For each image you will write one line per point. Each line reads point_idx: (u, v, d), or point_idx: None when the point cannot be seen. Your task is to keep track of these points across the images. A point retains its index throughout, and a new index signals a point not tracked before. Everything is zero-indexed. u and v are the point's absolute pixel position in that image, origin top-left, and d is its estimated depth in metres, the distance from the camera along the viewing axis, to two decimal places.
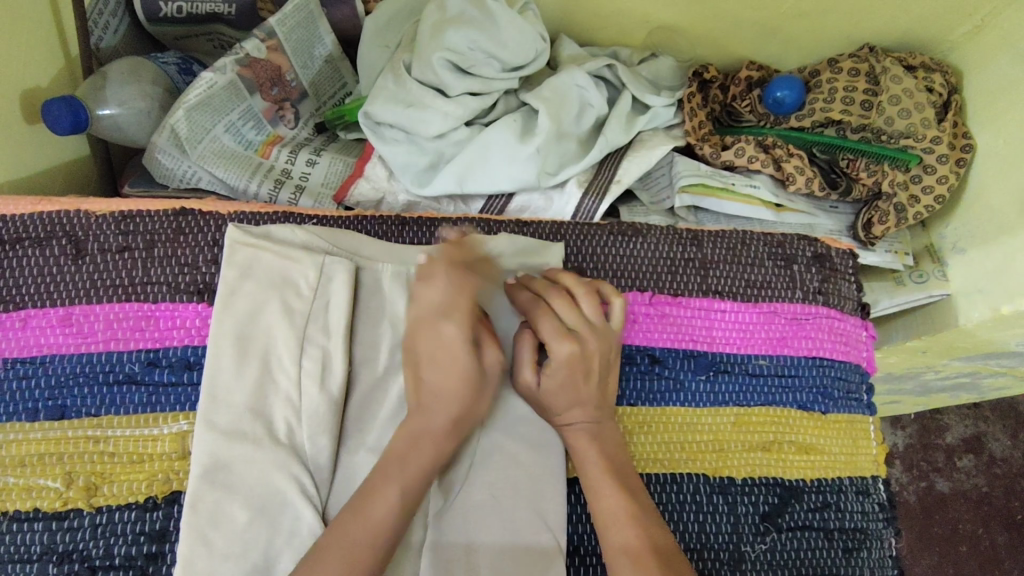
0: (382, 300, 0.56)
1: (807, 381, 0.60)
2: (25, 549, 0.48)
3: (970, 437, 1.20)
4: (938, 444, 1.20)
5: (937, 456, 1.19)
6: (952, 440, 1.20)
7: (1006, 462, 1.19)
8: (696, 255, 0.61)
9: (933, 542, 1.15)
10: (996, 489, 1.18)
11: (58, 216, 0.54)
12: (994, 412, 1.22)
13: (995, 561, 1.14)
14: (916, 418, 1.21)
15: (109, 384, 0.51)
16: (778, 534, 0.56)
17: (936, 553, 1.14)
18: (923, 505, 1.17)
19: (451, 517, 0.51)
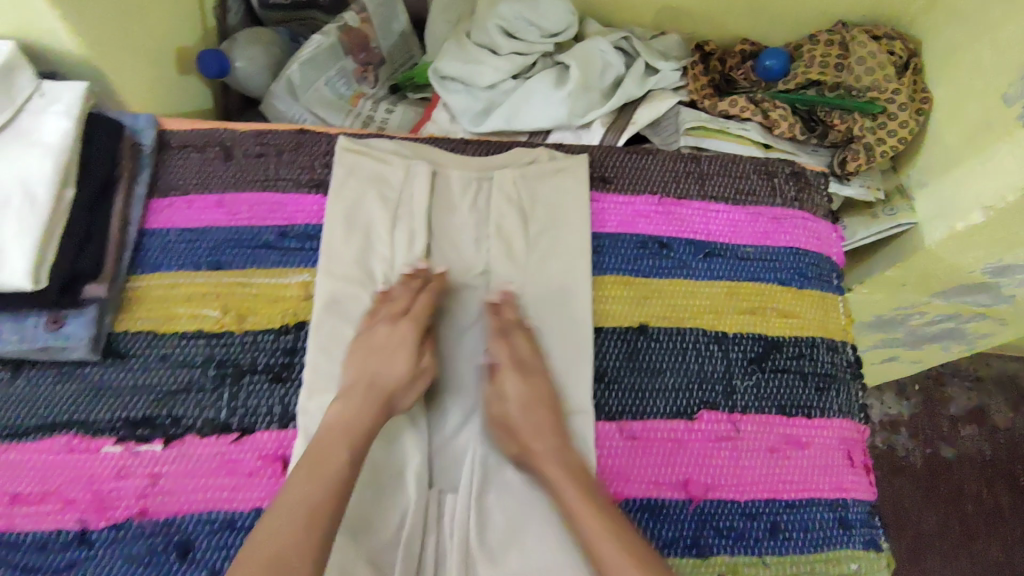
0: (450, 194, 0.72)
1: (785, 263, 0.75)
2: (188, 358, 0.63)
3: (974, 408, 1.33)
4: (943, 412, 1.32)
5: (943, 424, 1.32)
6: (956, 409, 1.33)
7: (1007, 431, 1.32)
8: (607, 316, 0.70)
9: (941, 503, 1.26)
10: (1000, 456, 1.30)
11: (213, 131, 0.72)
12: (996, 385, 1.36)
13: (998, 517, 1.25)
14: (920, 388, 1.33)
15: (252, 247, 0.68)
16: (762, 373, 0.70)
17: (944, 513, 1.25)
18: (930, 468, 1.28)
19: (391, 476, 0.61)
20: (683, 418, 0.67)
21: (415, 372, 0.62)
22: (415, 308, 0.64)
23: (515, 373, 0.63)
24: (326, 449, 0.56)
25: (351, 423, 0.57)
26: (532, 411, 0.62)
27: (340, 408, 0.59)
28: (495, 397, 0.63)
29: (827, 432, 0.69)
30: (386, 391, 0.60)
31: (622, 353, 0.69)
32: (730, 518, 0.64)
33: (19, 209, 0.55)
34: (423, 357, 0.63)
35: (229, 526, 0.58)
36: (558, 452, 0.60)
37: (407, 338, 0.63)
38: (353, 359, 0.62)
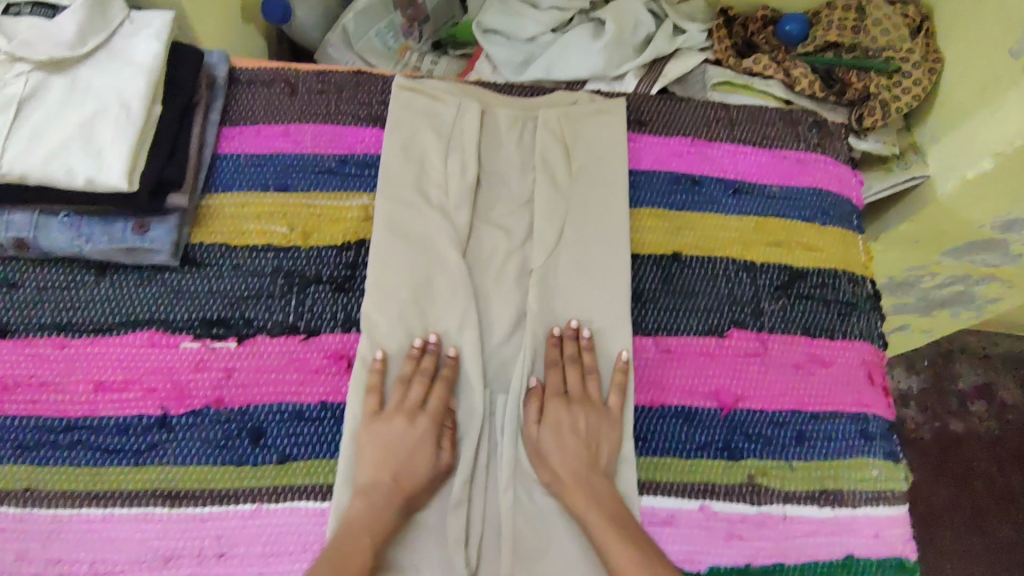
0: (498, 131, 0.77)
1: (809, 202, 0.80)
2: (257, 268, 0.68)
3: (981, 384, 1.37)
4: (952, 389, 1.36)
5: (951, 400, 1.35)
6: (964, 386, 1.37)
7: (1015, 409, 1.35)
8: (583, 347, 0.68)
9: (949, 476, 1.29)
10: (1008, 433, 1.33)
11: (279, 71, 0.78)
12: (1004, 365, 1.39)
13: (1007, 492, 1.28)
14: (928, 365, 1.38)
15: (316, 172, 0.73)
16: (789, 299, 0.74)
17: (952, 486, 1.28)
18: (938, 443, 1.31)
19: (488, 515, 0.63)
20: (715, 334, 0.71)
21: (437, 468, 0.61)
22: (431, 406, 0.63)
23: (559, 404, 0.64)
24: (345, 551, 0.54)
25: (372, 522, 0.56)
26: (598, 442, 0.63)
27: (357, 507, 0.57)
28: (551, 416, 0.64)
29: (850, 353, 0.73)
30: (407, 493, 0.59)
31: (658, 276, 0.74)
32: (759, 425, 0.68)
33: (115, 116, 0.61)
34: (446, 447, 0.62)
35: (297, 418, 0.63)
36: (592, 482, 0.61)
37: (427, 433, 0.62)
38: (369, 456, 0.60)
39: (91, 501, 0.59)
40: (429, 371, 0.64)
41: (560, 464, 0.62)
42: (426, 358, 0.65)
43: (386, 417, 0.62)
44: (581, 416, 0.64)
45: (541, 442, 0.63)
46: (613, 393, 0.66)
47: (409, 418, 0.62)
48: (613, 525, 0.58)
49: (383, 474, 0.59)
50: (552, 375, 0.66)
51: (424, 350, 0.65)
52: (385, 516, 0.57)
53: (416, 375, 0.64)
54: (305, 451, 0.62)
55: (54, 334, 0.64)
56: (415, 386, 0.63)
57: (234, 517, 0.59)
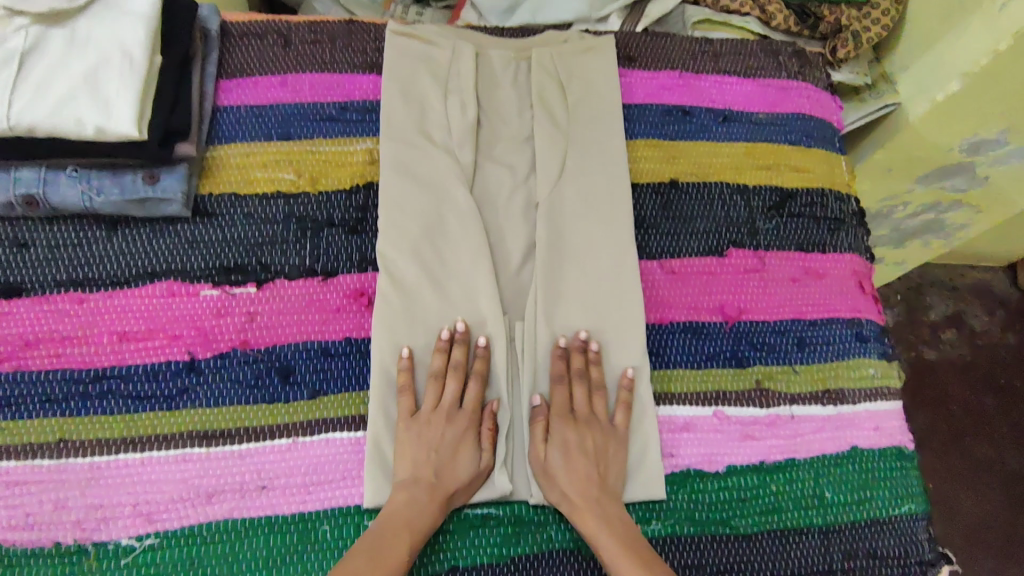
0: (493, 72, 0.79)
1: (794, 127, 0.84)
2: (268, 216, 0.69)
3: (952, 314, 1.41)
4: (924, 320, 1.40)
5: (924, 330, 1.40)
6: (936, 316, 1.41)
7: (985, 335, 1.40)
8: (590, 361, 0.67)
9: (926, 402, 1.33)
10: (980, 358, 1.38)
11: (270, 22, 0.78)
12: (971, 294, 1.44)
13: (982, 413, 1.32)
14: (901, 299, 1.42)
15: (318, 119, 0.74)
16: (782, 218, 0.78)
17: (930, 411, 1.32)
18: (914, 371, 1.35)
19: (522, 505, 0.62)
20: (715, 254, 0.75)
21: (480, 470, 0.61)
22: (465, 405, 0.63)
23: (562, 422, 0.63)
24: (381, 547, 0.55)
25: (414, 519, 0.57)
26: (607, 463, 0.63)
27: (400, 501, 0.58)
28: (557, 431, 0.63)
29: (841, 264, 0.77)
30: (450, 490, 0.59)
31: (657, 203, 0.76)
32: (763, 335, 0.72)
33: (119, 66, 0.61)
34: (486, 448, 0.62)
35: (323, 355, 0.64)
36: (603, 503, 0.61)
37: (465, 435, 0.62)
38: (410, 453, 0.60)
39: (128, 446, 0.60)
40: (460, 366, 0.64)
41: (568, 484, 0.61)
42: (456, 353, 0.64)
43: (426, 423, 0.62)
44: (587, 437, 0.63)
45: (547, 462, 0.62)
46: (619, 410, 0.65)
47: (448, 419, 0.62)
48: (627, 552, 0.57)
49: (426, 475, 0.59)
50: (558, 393, 0.64)
51: (453, 341, 0.65)
52: (427, 517, 0.57)
53: (449, 371, 0.64)
54: (335, 385, 0.64)
55: (71, 289, 0.64)
56: (449, 382, 0.63)
57: (271, 452, 0.61)
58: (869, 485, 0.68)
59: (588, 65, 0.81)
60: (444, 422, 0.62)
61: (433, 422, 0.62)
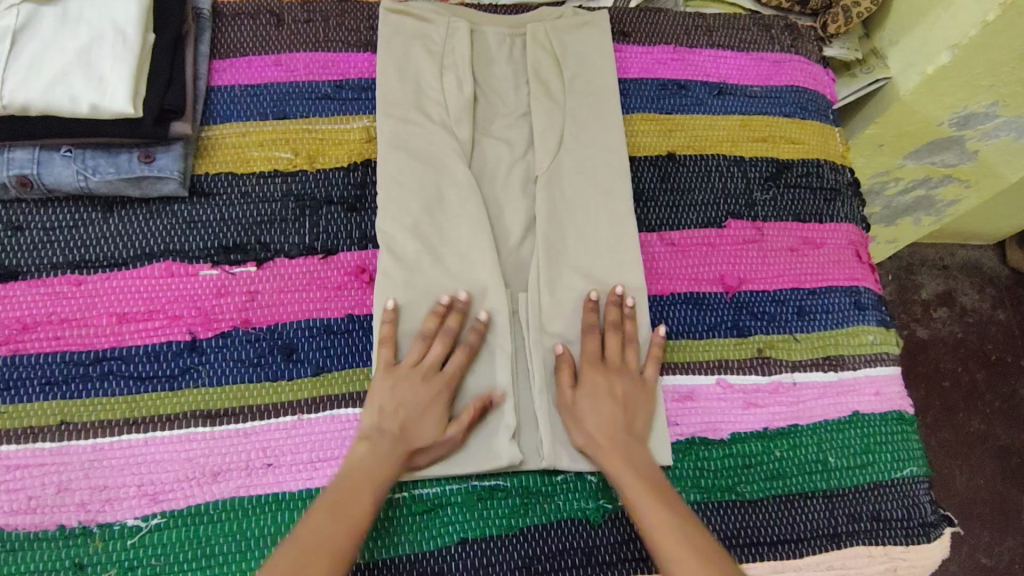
0: (489, 50, 0.79)
1: (789, 100, 0.84)
2: (266, 194, 0.68)
3: (943, 292, 1.43)
4: (915, 299, 1.42)
5: (915, 308, 1.41)
6: (927, 295, 1.42)
7: (976, 312, 1.41)
8: (627, 315, 0.67)
9: (919, 378, 1.34)
10: (970, 335, 1.39)
11: (262, 2, 0.77)
12: (962, 272, 1.45)
13: (973, 388, 1.34)
14: (893, 279, 1.43)
15: (313, 98, 0.74)
16: (779, 189, 0.78)
17: (922, 387, 1.33)
18: (907, 348, 1.37)
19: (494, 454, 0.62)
20: (713, 225, 0.75)
21: (448, 436, 0.60)
22: (448, 368, 0.62)
23: (595, 369, 0.64)
24: (348, 495, 0.55)
25: (371, 470, 0.57)
26: (635, 410, 0.63)
27: (359, 452, 0.58)
28: (591, 377, 0.63)
29: (838, 234, 0.78)
30: (413, 448, 0.59)
31: (655, 176, 0.76)
32: (763, 304, 0.72)
33: (112, 43, 0.60)
34: (457, 421, 0.61)
35: (325, 332, 0.64)
36: (629, 447, 0.61)
37: (439, 394, 0.61)
38: (380, 402, 0.60)
39: (130, 427, 0.59)
40: (450, 331, 0.63)
41: (596, 428, 0.61)
42: (451, 319, 0.64)
43: (416, 385, 0.61)
44: (617, 385, 0.63)
45: (577, 407, 0.62)
46: (649, 363, 0.66)
47: (426, 377, 0.61)
48: (652, 493, 0.58)
49: (386, 431, 0.59)
50: (590, 339, 0.65)
51: (451, 307, 0.64)
52: (388, 467, 0.57)
53: (437, 334, 0.63)
54: (338, 362, 0.63)
55: (68, 271, 0.63)
56: (437, 342, 0.62)
57: (275, 429, 0.60)
58: (871, 449, 0.68)
59: (583, 41, 0.81)
60: (421, 381, 0.61)
61: (420, 383, 0.61)
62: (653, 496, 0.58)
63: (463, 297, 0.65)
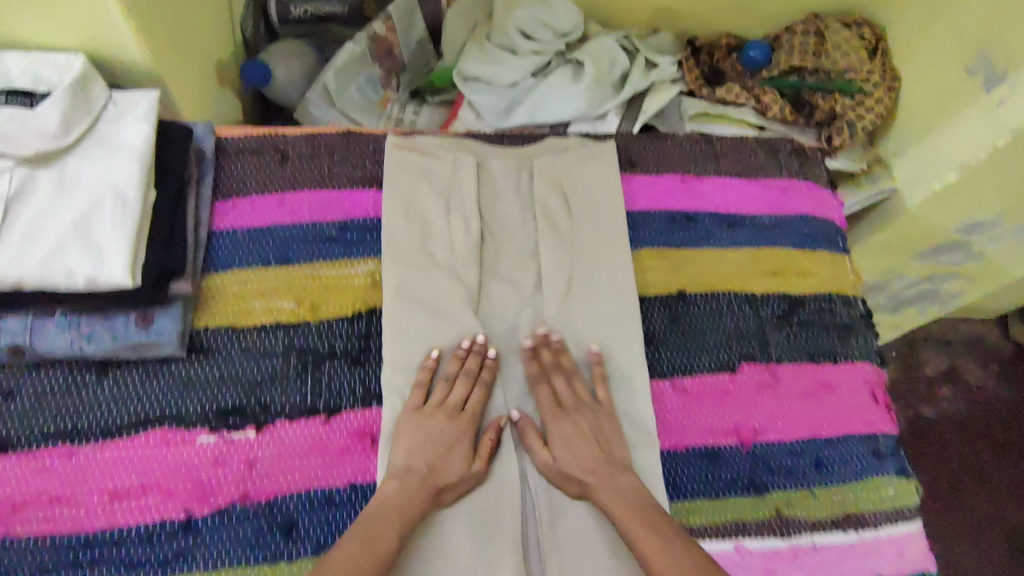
0: (496, 183, 0.78)
1: (798, 229, 0.83)
2: (267, 348, 0.66)
3: (947, 367, 1.37)
4: (919, 375, 1.36)
5: (919, 386, 1.35)
6: (931, 371, 1.36)
7: (981, 390, 1.35)
8: (558, 350, 0.69)
9: (927, 461, 1.28)
10: (976, 414, 1.33)
11: (267, 137, 0.76)
12: (965, 346, 1.39)
13: (982, 470, 1.28)
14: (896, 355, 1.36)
15: (317, 240, 0.72)
16: (792, 327, 0.77)
17: (931, 471, 1.27)
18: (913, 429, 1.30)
19: (504, 512, 0.64)
20: (726, 370, 0.73)
21: (471, 474, 0.63)
22: (472, 406, 0.66)
23: (560, 419, 0.66)
24: (375, 533, 0.56)
25: (406, 509, 0.59)
26: (608, 440, 0.66)
27: (391, 488, 0.60)
28: (555, 427, 0.66)
29: (853, 374, 0.76)
30: (439, 486, 0.61)
31: (665, 316, 0.75)
32: (780, 456, 0.70)
33: (112, 209, 0.58)
34: (479, 457, 0.64)
35: (327, 503, 0.61)
36: (614, 475, 0.63)
37: (466, 431, 0.64)
38: (407, 444, 0.62)
39: None
40: (473, 372, 0.66)
41: (581, 470, 0.63)
42: (472, 360, 0.67)
43: (437, 426, 0.63)
44: (581, 419, 0.66)
45: (556, 461, 0.64)
46: (599, 385, 0.68)
47: (450, 413, 0.65)
48: (641, 521, 0.59)
49: (411, 475, 0.61)
50: (540, 390, 0.67)
51: (470, 351, 0.67)
52: (419, 501, 0.60)
53: (459, 375, 0.66)
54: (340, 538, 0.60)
55: (57, 441, 0.60)
56: (459, 384, 0.66)
57: None
58: None
59: (592, 173, 0.80)
60: (447, 417, 0.64)
61: (421, 428, 0.63)
62: (644, 530, 0.59)
63: (468, 343, 0.68)
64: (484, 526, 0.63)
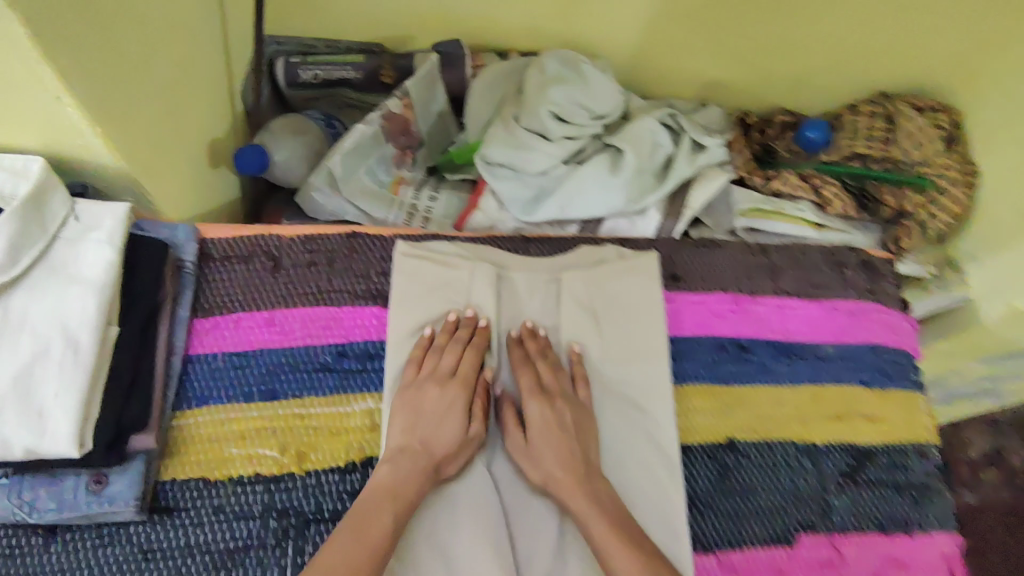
0: (521, 300, 0.68)
1: (865, 362, 0.72)
2: (247, 508, 0.57)
3: None
4: None
5: None
6: None
7: None
8: (544, 346, 0.64)
9: None
10: None
11: (258, 240, 0.66)
12: None
13: None
14: None
15: (309, 371, 0.62)
16: (858, 488, 0.67)
17: None
18: None
19: (463, 515, 0.57)
20: (783, 542, 0.63)
21: (467, 437, 0.58)
22: (462, 370, 0.61)
23: (535, 399, 0.61)
24: (366, 518, 0.52)
25: (400, 487, 0.54)
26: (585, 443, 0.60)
27: (384, 471, 0.55)
28: (534, 416, 0.60)
29: (929, 548, 0.66)
30: (437, 458, 0.57)
31: (712, 473, 0.65)
32: None
33: (58, 361, 0.49)
34: (477, 417, 0.60)
35: None
36: (592, 480, 0.57)
37: (458, 399, 0.59)
38: (400, 422, 0.58)
39: None
40: (465, 339, 0.62)
41: (554, 463, 0.57)
42: (462, 330, 0.63)
43: (422, 402, 0.59)
44: (561, 410, 0.60)
45: (529, 444, 0.59)
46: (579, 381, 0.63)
47: (444, 381, 0.60)
48: (615, 535, 0.53)
49: (420, 451, 0.57)
50: (525, 379, 0.62)
51: (459, 323, 0.64)
52: (414, 482, 0.55)
53: (451, 342, 0.62)
54: None
55: None
56: (449, 353, 0.61)
57: None
58: None
59: (631, 290, 0.68)
60: (437, 388, 0.59)
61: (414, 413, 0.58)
62: (611, 531, 0.54)
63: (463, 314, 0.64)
64: (472, 525, 0.56)
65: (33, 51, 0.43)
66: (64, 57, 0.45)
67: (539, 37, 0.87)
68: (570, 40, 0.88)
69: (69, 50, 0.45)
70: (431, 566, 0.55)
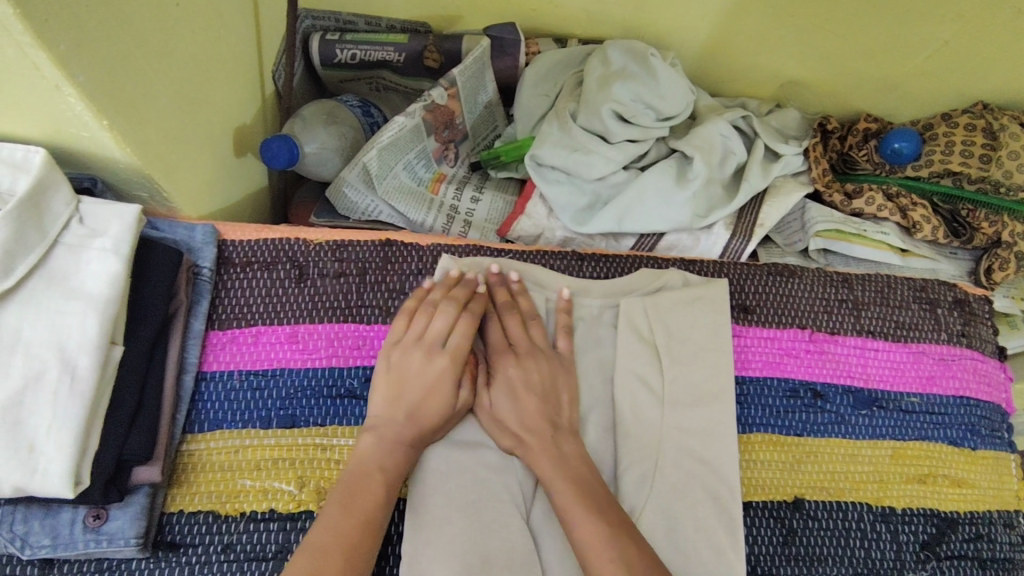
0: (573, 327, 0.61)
1: (955, 418, 0.64)
2: (260, 548, 0.51)
3: None
4: None
5: None
6: None
7: None
8: (518, 291, 0.59)
9: None
10: None
11: (282, 244, 0.59)
12: None
13: None
14: None
15: (332, 397, 0.56)
16: (938, 561, 0.60)
17: None
18: None
19: (475, 466, 0.54)
20: None
21: (458, 402, 0.54)
22: (452, 343, 0.55)
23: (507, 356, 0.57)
24: (355, 491, 0.49)
25: (387, 459, 0.51)
26: (556, 400, 0.56)
27: (368, 441, 0.52)
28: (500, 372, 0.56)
29: None
30: (427, 423, 0.53)
31: (775, 535, 0.58)
32: None
33: (54, 388, 0.43)
34: (468, 378, 0.55)
35: None
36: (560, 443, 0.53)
37: (448, 368, 0.54)
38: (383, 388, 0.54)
39: None
40: (457, 299, 0.56)
41: (518, 426, 0.54)
42: (437, 274, 0.58)
43: (421, 364, 0.54)
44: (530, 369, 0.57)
45: (492, 404, 0.55)
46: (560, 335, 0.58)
47: (431, 347, 0.55)
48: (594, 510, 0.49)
49: (406, 422, 0.52)
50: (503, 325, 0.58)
51: (453, 280, 0.58)
52: (402, 454, 0.52)
53: (438, 305, 0.56)
54: None
55: None
56: (438, 314, 0.56)
57: None
58: None
59: (693, 324, 0.60)
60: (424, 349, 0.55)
61: (409, 376, 0.54)
62: (578, 498, 0.50)
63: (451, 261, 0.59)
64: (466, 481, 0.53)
65: (27, 37, 0.36)
66: (63, 42, 0.38)
67: (601, 22, 0.78)
68: (634, 30, 0.79)
69: (70, 34, 0.38)
70: (442, 511, 0.52)
